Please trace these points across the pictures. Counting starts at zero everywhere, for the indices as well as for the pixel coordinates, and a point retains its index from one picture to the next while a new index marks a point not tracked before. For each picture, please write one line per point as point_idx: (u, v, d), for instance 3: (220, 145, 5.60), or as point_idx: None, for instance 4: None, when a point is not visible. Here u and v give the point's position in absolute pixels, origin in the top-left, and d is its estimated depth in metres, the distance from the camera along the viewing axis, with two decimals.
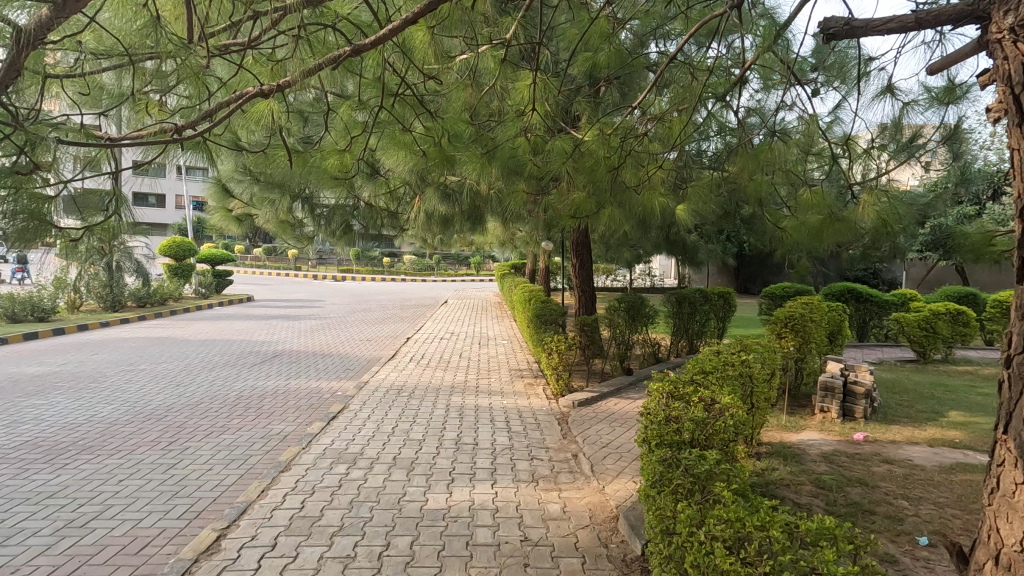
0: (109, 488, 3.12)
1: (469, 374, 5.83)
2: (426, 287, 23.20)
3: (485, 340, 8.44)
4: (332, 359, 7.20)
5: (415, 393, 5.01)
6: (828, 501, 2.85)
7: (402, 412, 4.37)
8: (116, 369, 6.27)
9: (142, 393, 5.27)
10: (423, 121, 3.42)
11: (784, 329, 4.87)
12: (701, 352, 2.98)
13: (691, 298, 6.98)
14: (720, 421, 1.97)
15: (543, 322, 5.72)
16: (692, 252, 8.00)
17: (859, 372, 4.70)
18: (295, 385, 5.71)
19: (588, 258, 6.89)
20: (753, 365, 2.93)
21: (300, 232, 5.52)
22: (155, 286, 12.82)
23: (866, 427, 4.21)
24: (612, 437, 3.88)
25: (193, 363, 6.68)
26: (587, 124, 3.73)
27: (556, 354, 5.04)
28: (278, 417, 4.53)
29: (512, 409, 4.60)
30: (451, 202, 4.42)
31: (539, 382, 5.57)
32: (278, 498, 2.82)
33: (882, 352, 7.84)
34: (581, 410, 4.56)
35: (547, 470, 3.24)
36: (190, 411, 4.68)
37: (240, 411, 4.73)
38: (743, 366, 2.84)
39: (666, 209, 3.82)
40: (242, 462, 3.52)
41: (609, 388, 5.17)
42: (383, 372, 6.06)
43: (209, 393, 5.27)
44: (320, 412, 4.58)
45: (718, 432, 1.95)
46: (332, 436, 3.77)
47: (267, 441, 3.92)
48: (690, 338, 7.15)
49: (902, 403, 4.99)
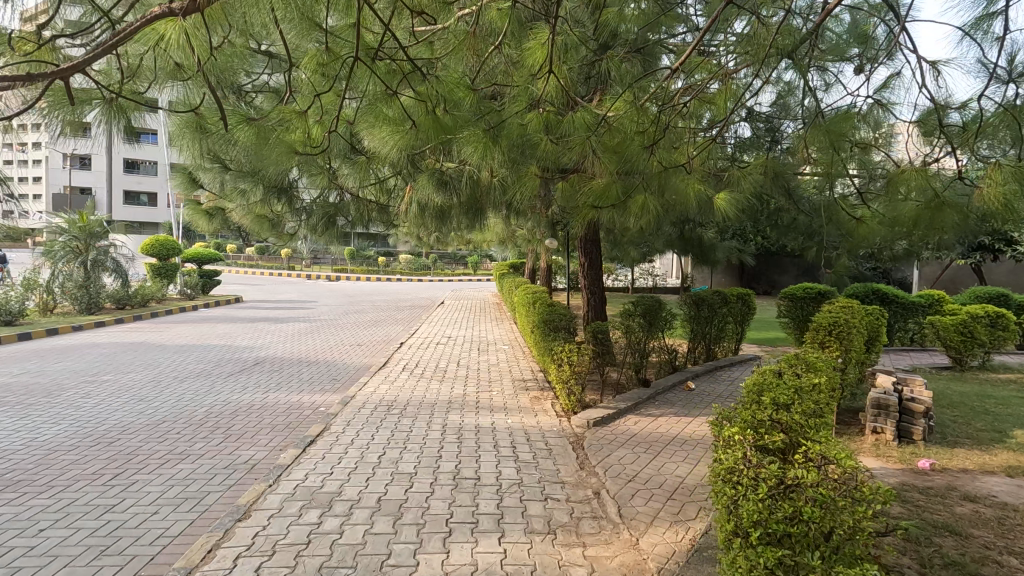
0: (24, 542, 2.53)
1: (467, 386, 5.23)
2: (422, 287, 22.47)
3: (485, 346, 7.84)
4: (319, 367, 6.59)
5: (408, 411, 4.39)
6: (922, 561, 2.27)
7: (392, 435, 3.78)
8: (75, 381, 5.63)
9: (99, 410, 4.64)
10: (414, 89, 2.84)
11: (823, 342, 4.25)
12: (760, 375, 2.39)
13: (711, 301, 6.40)
14: (848, 501, 1.42)
15: (550, 329, 5.09)
16: (709, 251, 7.42)
17: (913, 387, 4.11)
18: (274, 399, 5.10)
19: (598, 257, 6.28)
20: (825, 388, 2.37)
21: (279, 228, 4.97)
22: (135, 288, 12.14)
23: (929, 452, 3.63)
24: (638, 468, 3.29)
25: (164, 373, 6.05)
26: (610, 96, 3.15)
27: (567, 366, 4.43)
28: (249, 441, 3.93)
29: (520, 429, 4.02)
30: (448, 192, 3.83)
31: (547, 396, 4.97)
32: (228, 562, 2.21)
33: (914, 358, 7.26)
34: (598, 432, 3.96)
35: (566, 516, 2.65)
36: (146, 432, 4.07)
37: (206, 432, 4.12)
38: (818, 388, 2.29)
39: (701, 197, 3.26)
40: (196, 502, 2.93)
41: (626, 402, 4.59)
42: (373, 383, 5.45)
43: (174, 411, 4.65)
44: (297, 435, 3.97)
45: (855, 521, 1.39)
46: (306, 469, 3.16)
47: (231, 474, 3.31)
48: (709, 344, 6.56)
49: (958, 421, 4.43)
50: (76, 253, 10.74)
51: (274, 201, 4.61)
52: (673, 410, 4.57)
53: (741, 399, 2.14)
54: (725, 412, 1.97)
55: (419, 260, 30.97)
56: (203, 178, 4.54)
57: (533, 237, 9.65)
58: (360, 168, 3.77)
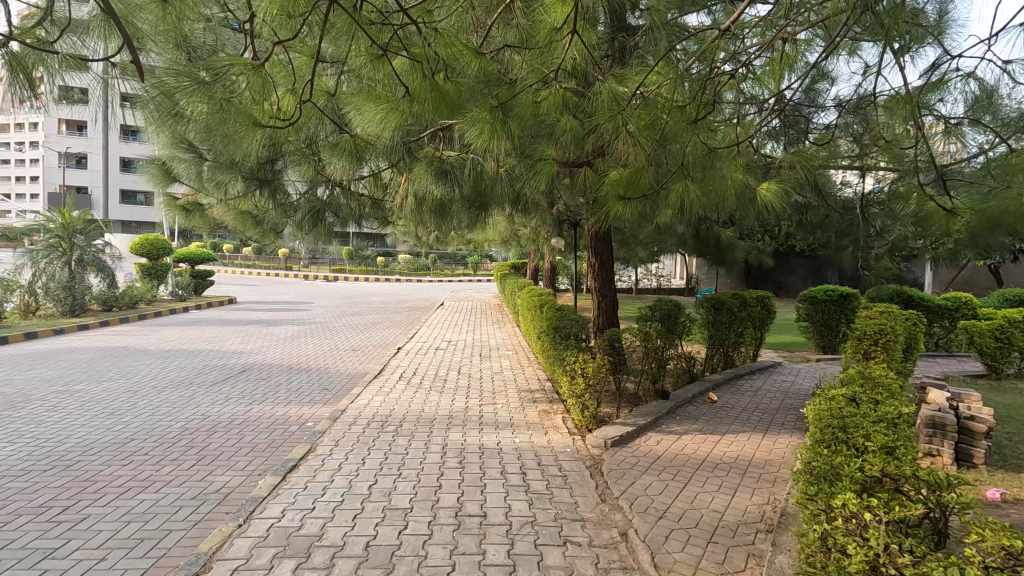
0: None
1: (468, 398, 4.79)
2: (420, 288, 22.09)
3: (487, 351, 7.38)
4: (309, 375, 6.16)
5: (404, 427, 3.96)
6: None
7: (385, 458, 3.35)
8: (42, 392, 5.16)
9: (62, 426, 4.20)
10: (407, 59, 2.40)
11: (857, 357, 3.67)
12: (826, 400, 2.06)
13: (730, 304, 5.97)
14: None
15: (560, 336, 4.64)
16: (725, 251, 6.98)
17: (969, 403, 3.67)
18: (258, 412, 4.66)
19: (609, 258, 5.83)
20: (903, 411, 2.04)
21: (265, 224, 4.57)
22: (123, 288, 11.73)
23: (995, 479, 3.19)
24: (667, 500, 2.85)
25: (142, 383, 5.61)
26: (637, 71, 2.72)
27: (581, 380, 3.99)
28: (224, 464, 3.48)
29: (529, 450, 3.58)
30: (449, 183, 3.41)
31: (557, 409, 4.52)
32: None
33: (943, 365, 6.82)
34: (617, 454, 3.53)
35: (591, 568, 2.21)
36: (110, 454, 3.63)
37: (177, 453, 3.68)
38: (906, 409, 1.97)
39: (741, 189, 2.85)
40: (153, 544, 2.50)
41: (646, 418, 4.16)
42: (366, 394, 5.02)
43: (146, 427, 4.21)
44: (278, 458, 3.54)
45: None
46: (284, 504, 2.72)
47: (199, 505, 2.88)
48: (728, 349, 6.12)
49: (1014, 439, 3.98)
50: (59, 252, 10.31)
51: (255, 194, 4.16)
52: (698, 426, 4.14)
53: (826, 442, 1.83)
54: (816, 477, 1.67)
55: (417, 260, 30.60)
56: (177, 169, 4.09)
57: (537, 236, 9.21)
58: (350, 156, 3.33)
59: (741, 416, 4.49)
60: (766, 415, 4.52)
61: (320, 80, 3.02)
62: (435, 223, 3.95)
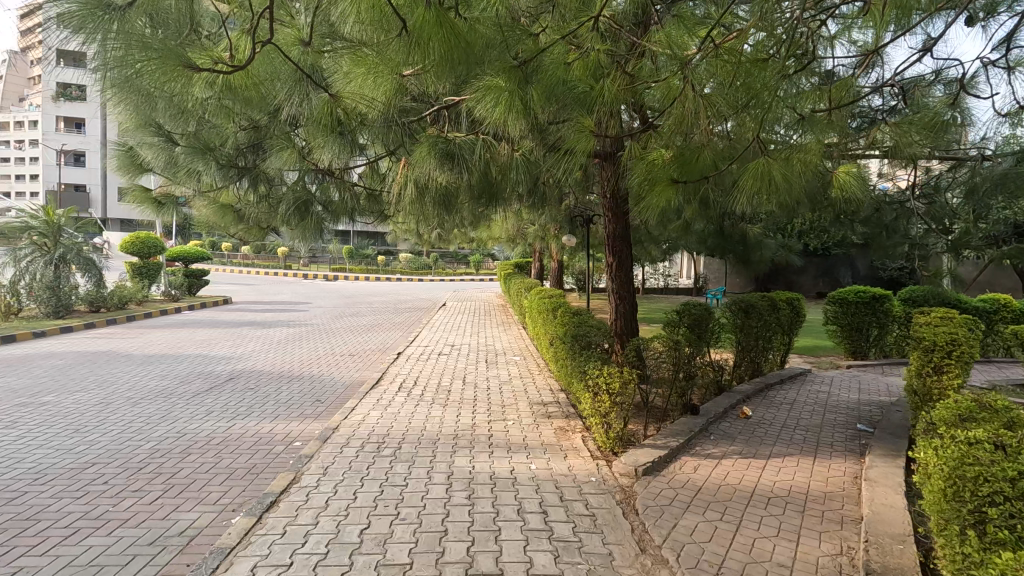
0: None
1: (476, 413, 4.31)
2: (421, 288, 21.51)
3: (493, 357, 6.90)
4: (302, 384, 5.68)
5: (402, 450, 3.48)
6: None
7: (380, 492, 2.86)
8: (4, 405, 4.68)
9: (18, 447, 3.73)
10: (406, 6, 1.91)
11: (922, 386, 3.33)
12: (958, 442, 1.75)
13: (760, 307, 5.47)
14: None
15: (577, 345, 4.12)
16: (751, 249, 6.48)
17: None
18: (241, 429, 4.19)
19: (628, 256, 5.31)
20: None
21: (248, 218, 4.10)
22: (111, 289, 11.27)
23: None
24: (721, 551, 2.35)
25: (117, 394, 5.13)
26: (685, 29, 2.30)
27: (605, 397, 3.49)
28: (195, 496, 3.00)
29: (548, 480, 3.09)
30: (455, 169, 2.93)
31: (576, 427, 4.03)
32: None
33: (987, 373, 6.30)
34: (651, 484, 3.03)
35: None
36: (63, 485, 3.14)
37: (142, 481, 3.21)
38: None
39: None
40: None
41: (678, 438, 3.66)
42: (362, 407, 4.53)
43: (113, 448, 3.74)
44: (258, 490, 3.06)
45: None
46: (255, 558, 2.23)
47: (157, 555, 2.40)
48: (756, 356, 5.62)
49: None
50: (42, 251, 9.84)
51: (236, 183, 3.69)
52: (737, 448, 3.65)
53: (1005, 527, 1.51)
54: None
55: (419, 259, 29.98)
56: (146, 156, 3.60)
57: (545, 232, 8.72)
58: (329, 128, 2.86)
59: (783, 434, 4.00)
60: (810, 433, 4.03)
61: (293, 32, 2.55)
62: (439, 217, 3.46)
